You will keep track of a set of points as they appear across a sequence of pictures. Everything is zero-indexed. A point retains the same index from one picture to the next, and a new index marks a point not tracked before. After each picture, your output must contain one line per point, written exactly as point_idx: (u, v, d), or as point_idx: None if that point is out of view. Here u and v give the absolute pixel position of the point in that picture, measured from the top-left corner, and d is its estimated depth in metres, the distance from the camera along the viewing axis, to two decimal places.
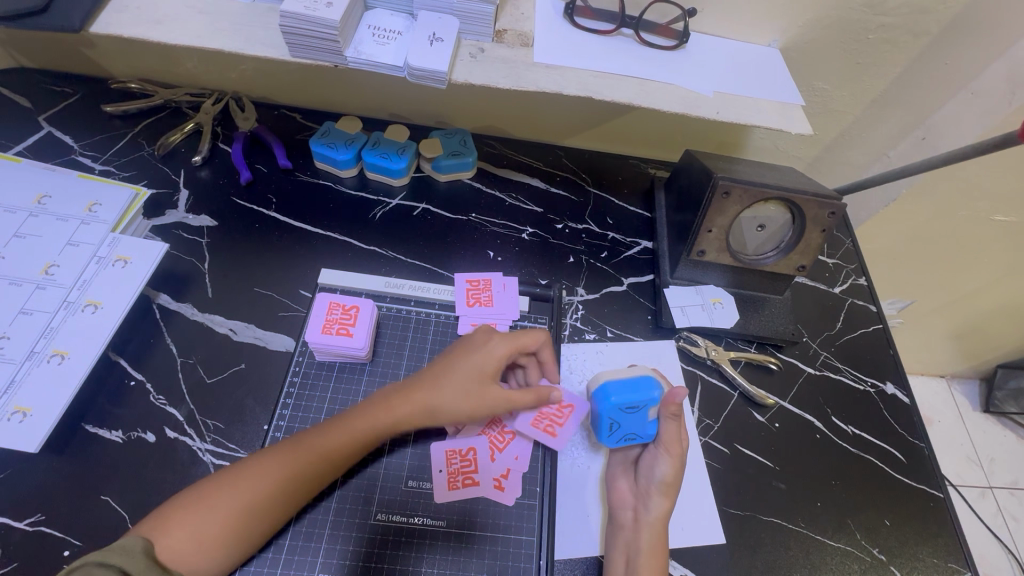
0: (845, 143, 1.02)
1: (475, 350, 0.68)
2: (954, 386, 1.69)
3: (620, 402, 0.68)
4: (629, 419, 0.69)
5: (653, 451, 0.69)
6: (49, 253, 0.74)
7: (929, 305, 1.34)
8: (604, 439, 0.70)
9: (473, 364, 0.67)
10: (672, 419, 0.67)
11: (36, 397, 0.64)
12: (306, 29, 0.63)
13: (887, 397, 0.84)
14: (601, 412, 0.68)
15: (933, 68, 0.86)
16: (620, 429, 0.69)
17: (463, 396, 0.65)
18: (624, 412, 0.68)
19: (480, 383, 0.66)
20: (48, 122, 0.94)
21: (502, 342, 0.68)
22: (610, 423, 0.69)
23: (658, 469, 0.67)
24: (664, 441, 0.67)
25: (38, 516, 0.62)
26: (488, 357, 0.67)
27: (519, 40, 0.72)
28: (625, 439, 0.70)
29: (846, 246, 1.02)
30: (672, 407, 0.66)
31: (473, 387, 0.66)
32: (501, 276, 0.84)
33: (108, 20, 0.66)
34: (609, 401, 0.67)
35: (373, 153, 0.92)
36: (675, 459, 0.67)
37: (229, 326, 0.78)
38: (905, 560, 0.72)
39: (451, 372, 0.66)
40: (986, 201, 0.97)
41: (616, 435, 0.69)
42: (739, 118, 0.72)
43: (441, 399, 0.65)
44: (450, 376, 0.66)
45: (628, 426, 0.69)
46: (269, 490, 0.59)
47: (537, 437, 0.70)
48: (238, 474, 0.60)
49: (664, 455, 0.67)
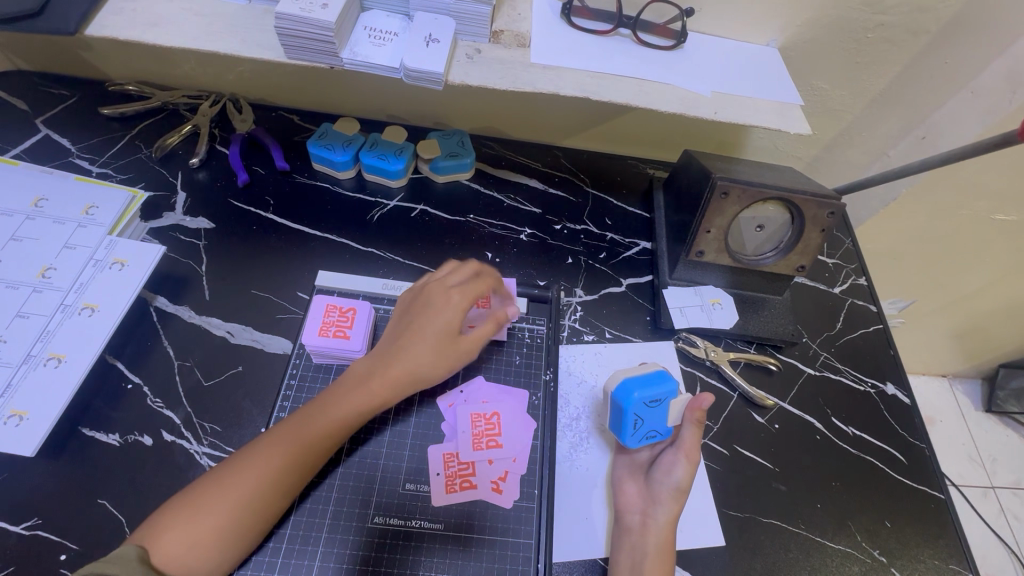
0: (844, 143, 1.01)
1: (434, 308, 0.69)
2: (956, 386, 1.68)
3: (645, 399, 0.68)
4: (652, 418, 0.69)
5: (670, 455, 0.69)
6: (45, 257, 0.74)
7: (930, 305, 1.33)
8: (626, 438, 0.70)
9: (437, 325, 0.68)
10: (695, 424, 0.69)
11: (33, 400, 0.64)
12: (302, 31, 0.63)
13: (888, 397, 0.84)
14: (625, 410, 0.68)
15: (933, 67, 0.85)
16: (643, 428, 0.70)
17: (435, 356, 0.68)
18: (648, 409, 0.69)
19: (448, 340, 0.68)
20: (45, 125, 0.94)
21: (460, 295, 0.69)
22: (634, 420, 0.69)
23: (675, 473, 0.67)
24: (685, 446, 0.68)
25: (35, 519, 0.62)
26: (447, 314, 0.68)
27: (516, 41, 0.72)
28: (646, 438, 0.70)
29: (846, 246, 1.01)
30: (697, 413, 0.69)
31: (441, 346, 0.68)
32: (498, 278, 0.83)
33: (103, 23, 0.66)
34: (635, 399, 0.67)
35: (371, 155, 0.92)
36: (692, 464, 0.68)
37: (226, 329, 0.78)
38: (906, 562, 0.71)
39: (418, 335, 0.68)
40: (987, 200, 0.96)
41: (639, 434, 0.70)
42: (737, 118, 0.71)
43: (417, 364, 0.67)
44: (418, 339, 0.68)
45: (650, 423, 0.69)
46: (258, 486, 0.59)
47: (482, 452, 0.70)
48: (225, 474, 0.59)
49: (682, 460, 0.68)
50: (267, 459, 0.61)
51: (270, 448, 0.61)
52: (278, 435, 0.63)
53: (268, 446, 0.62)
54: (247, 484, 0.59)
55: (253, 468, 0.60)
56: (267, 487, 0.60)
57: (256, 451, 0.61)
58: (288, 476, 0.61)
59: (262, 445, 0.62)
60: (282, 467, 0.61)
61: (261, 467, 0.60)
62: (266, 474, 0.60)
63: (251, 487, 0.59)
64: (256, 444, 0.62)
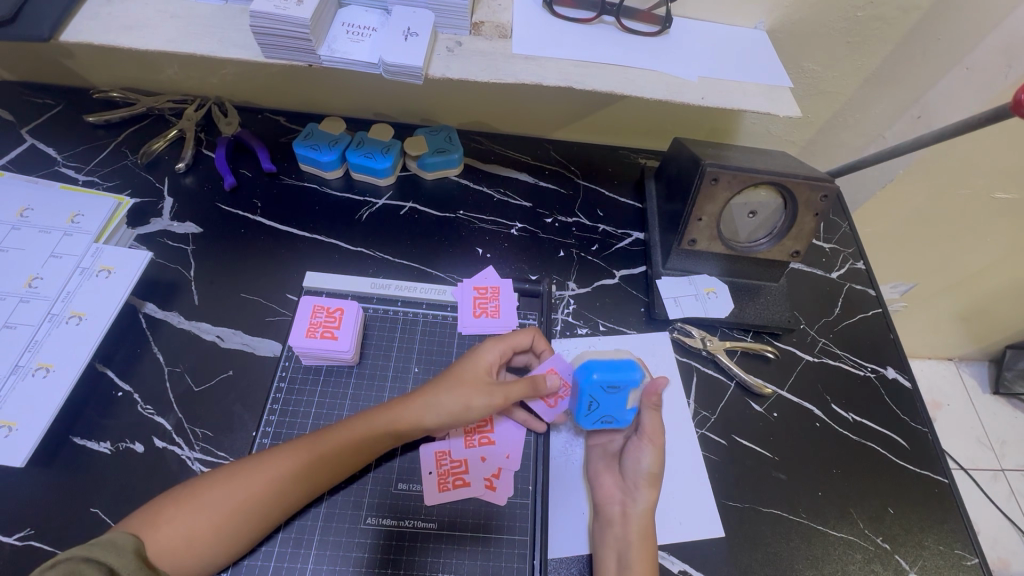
0: (838, 126, 1.00)
1: (472, 352, 0.70)
2: (963, 369, 1.66)
3: (602, 384, 0.67)
4: (608, 404, 0.69)
5: (636, 442, 0.69)
6: (31, 266, 0.74)
7: (932, 287, 1.31)
8: (580, 418, 0.70)
9: (471, 360, 0.68)
10: (653, 408, 0.68)
11: (21, 410, 0.64)
12: (277, 28, 0.62)
13: (889, 381, 0.83)
14: (580, 391, 0.68)
15: (926, 44, 0.84)
16: (598, 412, 0.70)
17: (460, 389, 0.65)
18: (604, 394, 0.68)
19: (482, 379, 0.66)
20: (30, 134, 0.94)
21: (494, 342, 0.70)
22: (589, 402, 0.69)
23: (644, 460, 0.67)
24: (647, 430, 0.68)
25: (27, 530, 0.62)
26: (483, 353, 0.69)
27: (497, 32, 0.71)
28: (602, 422, 0.71)
29: (843, 230, 1.00)
30: (655, 396, 0.67)
31: (469, 379, 0.66)
32: (507, 284, 0.83)
33: (78, 28, 0.65)
34: (592, 382, 0.67)
35: (357, 153, 0.91)
36: (658, 448, 0.67)
37: (215, 333, 0.77)
38: (910, 548, 0.70)
39: (454, 373, 0.67)
40: (986, 179, 0.94)
41: (593, 417, 0.70)
42: (725, 103, 0.70)
43: (440, 396, 0.65)
44: (452, 377, 0.67)
45: (605, 408, 0.69)
46: (254, 494, 0.58)
47: (473, 450, 0.70)
48: (232, 474, 0.59)
49: (647, 445, 0.67)
50: (279, 466, 0.60)
51: (283, 458, 0.61)
52: (299, 444, 0.62)
53: (284, 453, 0.61)
54: (254, 488, 0.59)
55: (264, 472, 0.59)
56: (270, 496, 0.59)
57: (270, 456, 0.61)
58: (296, 487, 0.60)
59: (279, 453, 0.61)
60: (291, 477, 0.60)
61: (270, 474, 0.59)
62: (275, 481, 0.59)
63: (256, 491, 0.58)
64: (273, 449, 0.62)
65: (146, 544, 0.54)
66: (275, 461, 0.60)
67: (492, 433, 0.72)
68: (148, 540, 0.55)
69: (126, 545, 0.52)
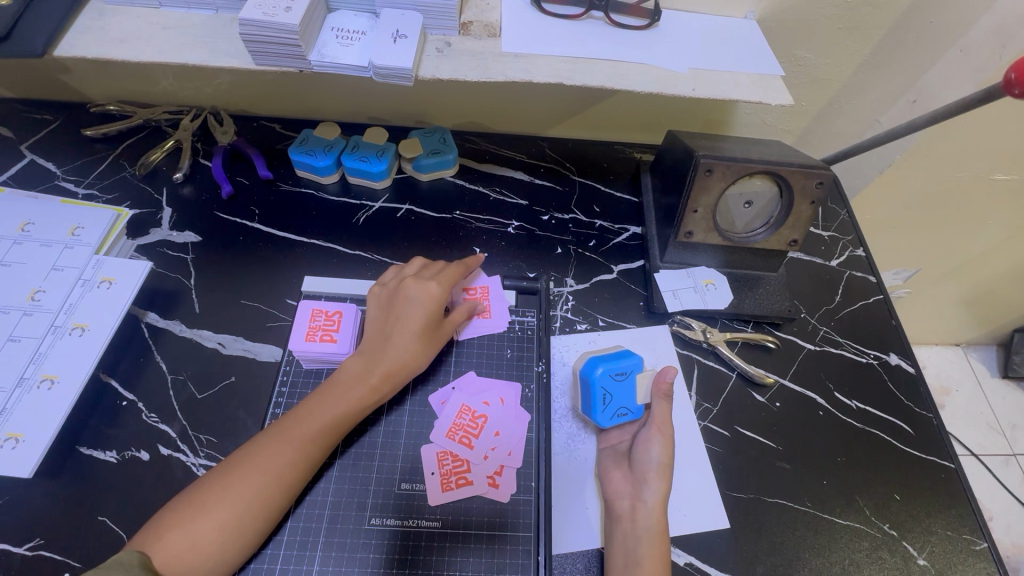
0: (833, 113, 0.99)
1: (409, 295, 0.73)
2: (971, 354, 1.64)
3: (610, 373, 0.71)
4: (620, 394, 0.71)
5: (645, 434, 0.69)
6: (34, 280, 0.75)
7: (935, 272, 1.31)
8: (598, 417, 0.71)
9: (414, 308, 0.72)
10: (664, 398, 0.71)
11: (27, 421, 0.65)
12: (268, 36, 0.62)
13: (892, 367, 0.82)
14: (591, 383, 0.70)
15: (919, 27, 0.83)
16: (613, 405, 0.71)
17: (411, 336, 0.70)
18: (616, 383, 0.71)
19: (432, 325, 0.72)
20: (30, 150, 0.95)
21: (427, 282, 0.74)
22: (603, 395, 0.71)
23: (652, 451, 0.67)
24: (656, 419, 0.69)
25: (38, 540, 0.63)
26: (420, 297, 0.72)
27: (486, 31, 0.71)
28: (618, 416, 0.72)
29: (842, 217, 0.99)
30: (664, 385, 0.71)
31: (421, 329, 0.71)
32: (497, 283, 0.83)
33: (72, 42, 0.66)
34: (599, 372, 0.70)
35: (352, 157, 0.91)
36: (666, 437, 0.68)
37: (217, 340, 0.78)
38: (918, 534, 0.70)
39: (403, 324, 0.71)
40: (984, 161, 0.94)
41: (609, 412, 0.71)
42: (716, 94, 0.70)
43: (399, 349, 0.70)
44: (402, 329, 0.71)
45: (619, 398, 0.71)
46: (249, 491, 0.59)
47: (455, 449, 0.69)
48: (228, 474, 0.60)
49: (657, 437, 0.68)
50: (271, 460, 0.61)
51: (271, 453, 0.61)
52: (283, 432, 0.63)
53: (272, 448, 0.62)
54: (252, 482, 0.59)
55: (256, 469, 0.60)
56: (270, 493, 0.60)
57: (259, 449, 0.62)
58: (289, 481, 0.61)
59: (262, 445, 0.62)
60: (281, 472, 0.61)
61: (263, 467, 0.60)
62: (270, 475, 0.60)
63: (250, 493, 0.59)
64: (257, 440, 0.63)
65: (152, 550, 0.55)
66: (268, 451, 0.61)
67: (484, 416, 0.72)
68: (154, 546, 0.55)
69: (130, 556, 0.53)
